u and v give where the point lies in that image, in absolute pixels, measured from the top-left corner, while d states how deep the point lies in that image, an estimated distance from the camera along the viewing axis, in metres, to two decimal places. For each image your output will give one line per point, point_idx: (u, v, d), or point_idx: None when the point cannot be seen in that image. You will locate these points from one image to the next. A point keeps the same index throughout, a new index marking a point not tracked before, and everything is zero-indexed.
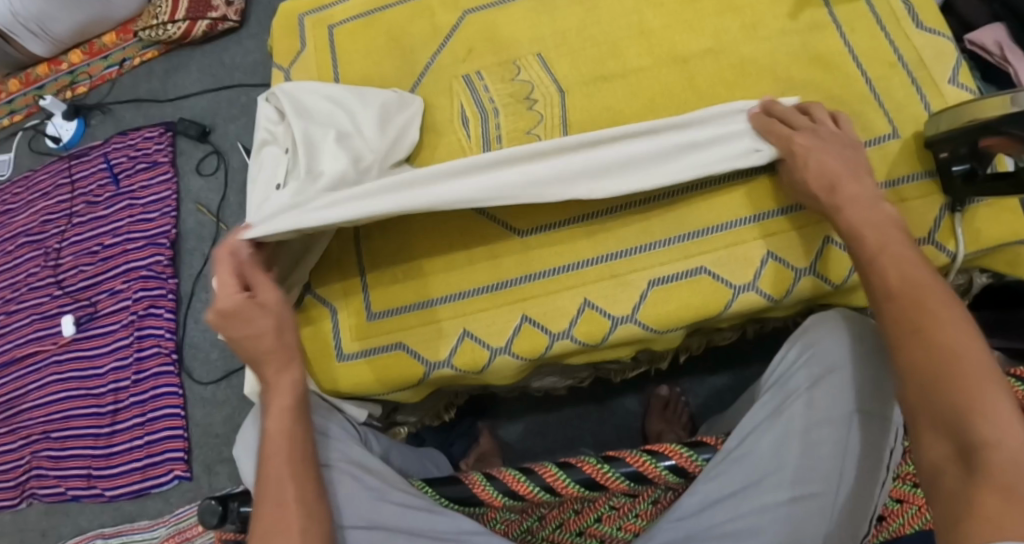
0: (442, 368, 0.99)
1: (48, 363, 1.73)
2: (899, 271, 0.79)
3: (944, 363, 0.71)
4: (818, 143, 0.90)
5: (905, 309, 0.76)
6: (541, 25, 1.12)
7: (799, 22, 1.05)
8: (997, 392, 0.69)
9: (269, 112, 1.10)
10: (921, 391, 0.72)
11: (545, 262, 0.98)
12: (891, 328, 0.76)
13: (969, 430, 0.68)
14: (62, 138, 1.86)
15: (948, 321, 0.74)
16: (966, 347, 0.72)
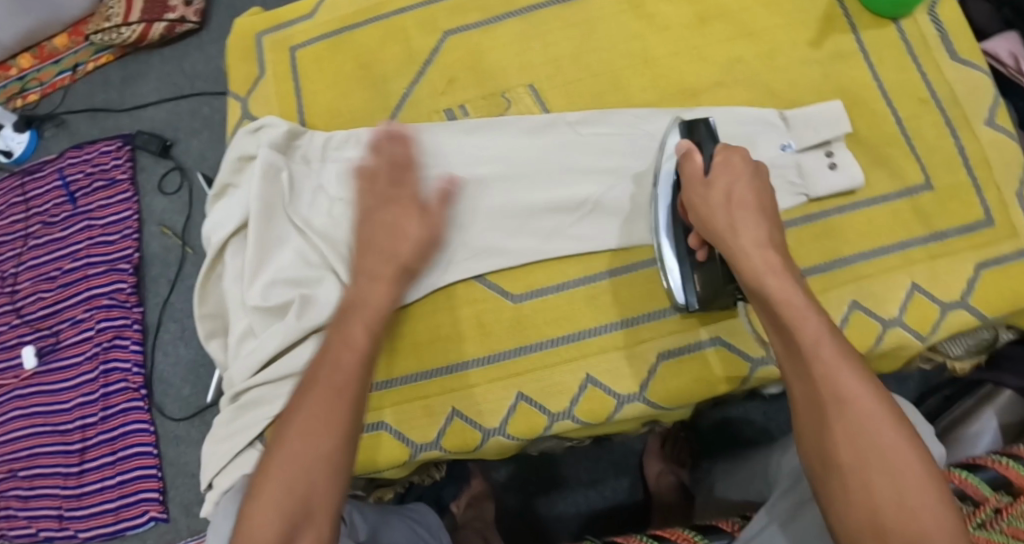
0: (429, 451, 0.88)
1: (10, 398, 1.62)
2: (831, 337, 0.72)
3: (880, 460, 0.66)
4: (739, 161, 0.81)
5: (856, 409, 0.68)
6: (530, 51, 0.99)
7: (822, 51, 0.94)
8: (941, 506, 0.65)
9: (236, 270, 1.01)
10: (865, 490, 0.66)
11: (543, 332, 0.88)
12: (838, 435, 0.68)
13: (906, 537, 0.64)
14: (14, 152, 1.72)
15: (854, 383, 0.69)
16: (887, 424, 0.68)
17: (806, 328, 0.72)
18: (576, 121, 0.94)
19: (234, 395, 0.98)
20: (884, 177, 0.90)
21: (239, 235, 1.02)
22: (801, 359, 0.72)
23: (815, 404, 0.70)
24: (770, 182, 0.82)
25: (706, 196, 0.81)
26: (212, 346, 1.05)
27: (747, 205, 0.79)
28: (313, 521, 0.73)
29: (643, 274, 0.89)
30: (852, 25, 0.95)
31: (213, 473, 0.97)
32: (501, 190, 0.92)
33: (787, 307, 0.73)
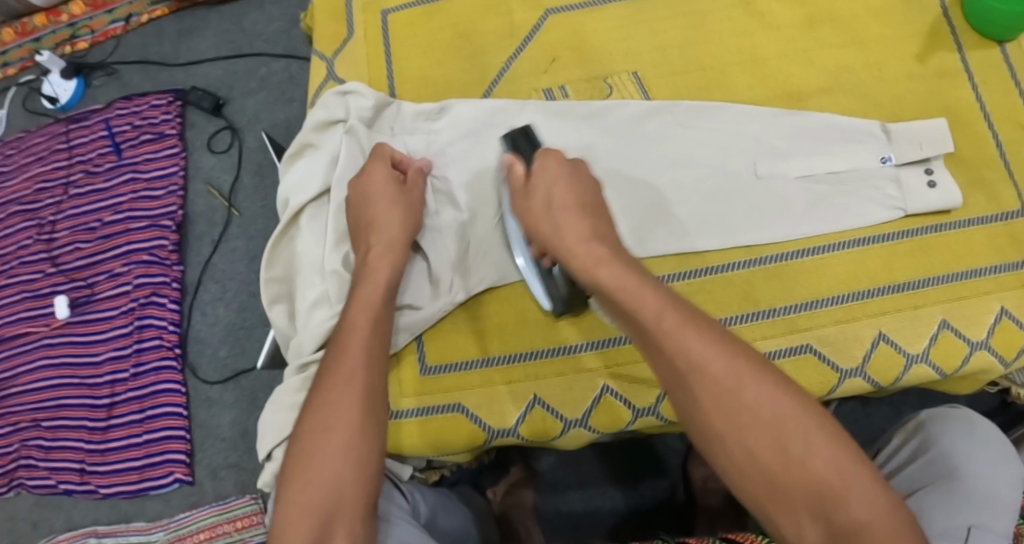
0: (508, 437, 0.88)
1: (39, 346, 1.60)
2: (671, 303, 0.71)
3: (758, 424, 0.65)
4: (556, 169, 0.82)
5: (715, 375, 0.67)
6: (634, 37, 0.98)
7: (928, 66, 0.94)
8: (825, 438, 0.65)
9: (314, 235, 1.00)
10: (750, 452, 0.65)
11: None
12: (710, 411, 0.67)
13: (842, 514, 0.62)
14: (60, 99, 1.69)
15: (729, 370, 0.67)
16: (750, 378, 0.67)
17: (674, 333, 0.69)
18: (680, 111, 0.93)
19: (302, 365, 0.96)
20: (981, 199, 0.90)
21: (318, 201, 1.00)
22: (675, 364, 0.68)
23: (705, 406, 0.67)
24: (590, 177, 0.84)
25: (534, 219, 0.81)
26: (275, 311, 1.02)
27: (575, 228, 0.78)
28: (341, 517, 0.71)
29: (739, 275, 0.88)
30: (959, 42, 0.94)
31: (272, 443, 0.95)
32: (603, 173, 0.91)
33: (631, 296, 0.72)
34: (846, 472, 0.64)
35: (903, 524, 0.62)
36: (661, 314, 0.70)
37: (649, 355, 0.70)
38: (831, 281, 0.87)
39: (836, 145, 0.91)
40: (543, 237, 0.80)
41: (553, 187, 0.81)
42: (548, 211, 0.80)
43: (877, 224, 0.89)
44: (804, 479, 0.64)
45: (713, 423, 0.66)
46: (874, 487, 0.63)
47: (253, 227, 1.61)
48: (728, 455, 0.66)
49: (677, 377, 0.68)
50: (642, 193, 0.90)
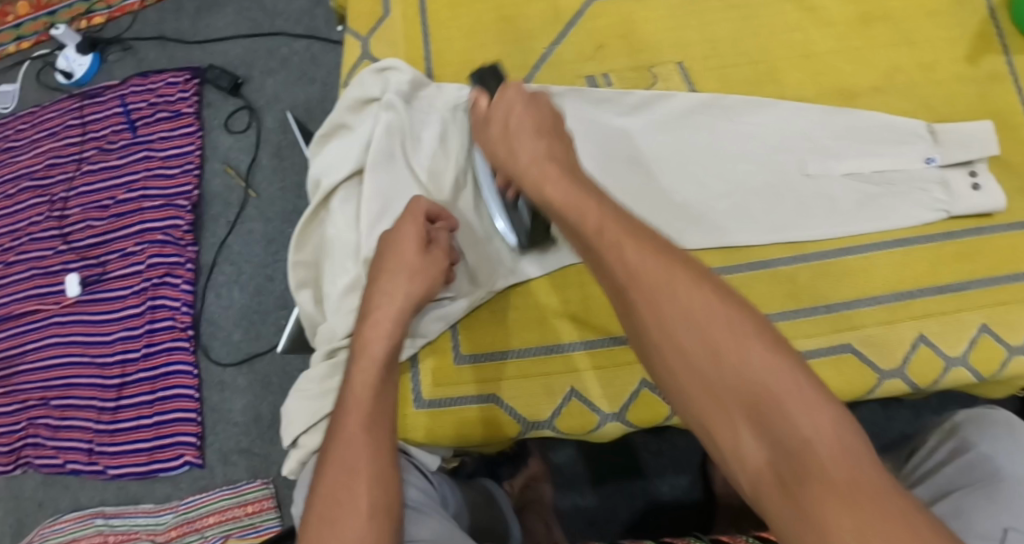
0: (541, 430, 0.87)
1: (49, 324, 1.58)
2: (611, 216, 0.69)
3: (690, 329, 0.62)
4: (517, 100, 0.81)
5: (649, 281, 0.64)
6: (683, 28, 0.96)
7: (979, 68, 0.92)
8: (761, 343, 0.61)
9: (345, 217, 0.98)
10: (685, 363, 0.62)
11: None
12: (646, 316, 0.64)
13: (779, 427, 0.59)
14: (74, 74, 1.66)
15: (667, 277, 0.64)
16: (683, 283, 0.64)
17: (612, 241, 0.67)
18: (728, 104, 0.91)
19: (330, 351, 0.95)
20: None
21: (350, 183, 0.99)
22: (614, 274, 0.66)
23: (641, 311, 0.64)
24: (552, 106, 0.83)
25: (491, 146, 0.81)
26: (302, 295, 1.01)
27: (529, 150, 0.77)
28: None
29: (783, 272, 0.86)
30: (1007, 46, 0.93)
31: (298, 431, 0.94)
32: (688, 173, 0.90)
33: (575, 210, 0.71)
34: (789, 385, 0.60)
35: (860, 446, 0.58)
36: (604, 225, 0.68)
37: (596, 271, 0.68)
38: (875, 280, 0.86)
39: (882, 143, 0.89)
40: (503, 165, 0.79)
41: (511, 115, 0.80)
42: (509, 140, 0.79)
43: (923, 225, 0.88)
44: (742, 388, 0.60)
45: (650, 333, 0.64)
46: (818, 397, 0.59)
47: (270, 210, 1.59)
48: (663, 361, 0.63)
49: (618, 288, 0.66)
50: (692, 202, 0.89)
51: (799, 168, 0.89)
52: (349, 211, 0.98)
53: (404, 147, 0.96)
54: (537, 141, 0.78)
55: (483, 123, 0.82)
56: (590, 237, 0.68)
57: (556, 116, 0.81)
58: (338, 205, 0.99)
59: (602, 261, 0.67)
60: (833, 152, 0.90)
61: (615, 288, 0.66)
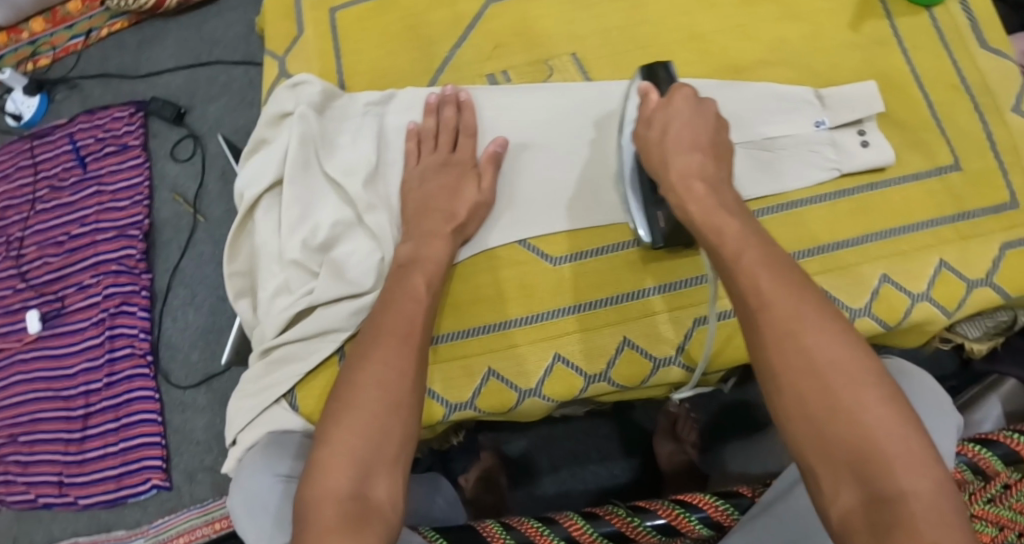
0: (464, 410, 0.89)
1: (12, 362, 1.60)
2: (754, 243, 0.72)
3: (809, 368, 0.66)
4: (684, 111, 0.82)
5: (778, 318, 0.68)
6: (576, 21, 1.00)
7: (862, 33, 0.96)
8: (876, 395, 0.65)
9: (269, 226, 1.01)
10: (800, 401, 0.66)
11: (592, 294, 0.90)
12: (771, 352, 0.67)
13: (880, 478, 0.62)
14: (23, 116, 1.71)
15: (797, 314, 0.68)
16: (812, 323, 0.67)
17: (750, 270, 0.71)
18: (624, 87, 0.96)
19: (265, 351, 0.97)
20: (918, 158, 0.92)
21: (273, 192, 1.02)
22: (745, 301, 0.70)
23: (765, 342, 0.68)
24: (716, 117, 0.83)
25: (651, 149, 0.83)
26: (240, 305, 1.04)
27: (682, 162, 0.80)
28: (379, 467, 0.71)
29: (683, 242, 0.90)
30: (887, 10, 0.97)
31: (237, 429, 0.96)
32: (590, 157, 0.94)
33: (713, 226, 0.75)
34: (896, 438, 0.63)
35: (949, 493, 0.62)
36: (743, 254, 0.72)
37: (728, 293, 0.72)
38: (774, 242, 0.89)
39: (772, 112, 0.93)
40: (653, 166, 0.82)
41: (674, 120, 0.82)
42: (664, 145, 0.81)
43: (816, 186, 0.91)
44: (849, 438, 0.64)
45: (772, 363, 0.67)
46: (930, 462, 0.62)
47: (219, 233, 1.62)
48: (778, 395, 0.67)
49: (748, 310, 0.70)
50: (596, 179, 0.93)
51: None
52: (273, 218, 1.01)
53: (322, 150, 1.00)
54: (693, 154, 0.80)
55: (647, 119, 0.84)
56: (727, 260, 0.72)
57: (713, 130, 0.82)
58: (264, 214, 1.01)
59: (736, 289, 0.71)
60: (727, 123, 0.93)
61: (746, 313, 0.70)
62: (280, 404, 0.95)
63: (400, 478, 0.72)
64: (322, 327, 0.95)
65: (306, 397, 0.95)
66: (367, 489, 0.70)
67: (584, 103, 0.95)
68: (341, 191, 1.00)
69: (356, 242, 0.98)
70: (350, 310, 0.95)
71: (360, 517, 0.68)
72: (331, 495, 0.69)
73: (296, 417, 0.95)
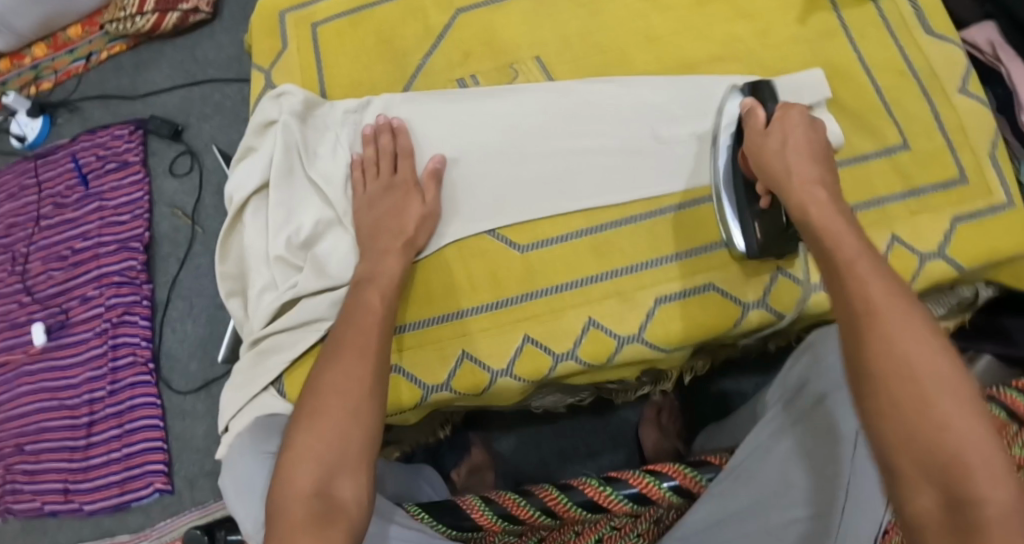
0: (440, 391, 0.94)
1: (19, 374, 1.66)
2: (867, 252, 0.73)
3: (906, 372, 0.66)
4: (799, 124, 0.85)
5: (886, 323, 0.68)
6: (540, 25, 1.06)
7: (809, 27, 1.02)
8: (968, 405, 0.64)
9: (257, 228, 1.06)
10: (892, 401, 0.65)
11: (561, 279, 0.94)
12: (873, 355, 0.67)
13: (964, 486, 0.61)
14: (27, 138, 1.78)
15: (901, 321, 0.68)
16: (915, 329, 0.67)
17: (859, 275, 0.71)
18: (584, 85, 1.01)
19: (254, 343, 1.02)
20: (867, 141, 0.97)
21: (259, 196, 1.07)
22: (852, 301, 0.70)
23: (867, 343, 0.68)
24: (828, 139, 0.86)
25: (772, 159, 0.83)
26: (231, 304, 1.08)
27: (805, 174, 0.81)
28: (342, 468, 0.75)
29: (643, 226, 0.95)
30: (835, 2, 1.02)
31: (229, 417, 1.01)
32: (556, 150, 0.99)
33: (828, 232, 0.75)
34: (983, 450, 0.62)
35: None
36: (855, 261, 0.72)
37: (835, 295, 0.72)
38: None
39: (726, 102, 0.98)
40: (772, 172, 0.83)
41: (790, 134, 0.84)
42: (784, 155, 0.83)
43: None
44: (939, 443, 0.63)
45: (870, 365, 0.67)
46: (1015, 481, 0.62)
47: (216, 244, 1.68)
48: (871, 395, 0.67)
49: (856, 311, 0.70)
50: (560, 172, 0.98)
51: (652, 133, 0.98)
52: (259, 221, 1.06)
53: (306, 156, 1.05)
54: (814, 169, 0.81)
55: (761, 134, 0.86)
56: (839, 264, 0.73)
57: (828, 152, 0.84)
58: (250, 216, 1.06)
59: (843, 290, 0.71)
60: (684, 113, 0.98)
61: (851, 314, 0.70)
62: (267, 392, 1.00)
63: (363, 476, 0.76)
64: (308, 320, 1.00)
65: (291, 385, 1.00)
66: (330, 488, 0.74)
67: (548, 101, 1.00)
68: (321, 195, 1.05)
69: (337, 241, 1.03)
70: (331, 302, 1.00)
71: (321, 514, 0.72)
72: (296, 495, 0.74)
73: (283, 403, 0.99)
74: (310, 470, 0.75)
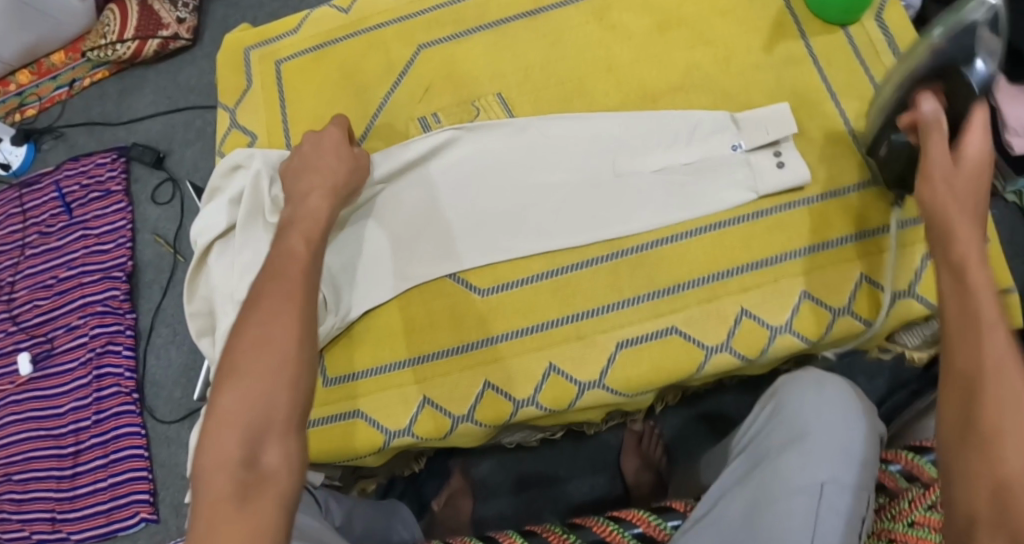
0: (403, 437, 0.93)
1: (5, 404, 1.66)
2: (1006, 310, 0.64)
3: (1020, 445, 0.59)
4: (974, 146, 0.74)
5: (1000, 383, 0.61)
6: (502, 60, 1.05)
7: (774, 56, 1.00)
8: None
9: (223, 271, 1.05)
10: (999, 471, 0.59)
11: (523, 321, 0.93)
12: (989, 415, 0.60)
13: None
14: (12, 165, 1.79)
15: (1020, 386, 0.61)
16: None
17: (989, 329, 0.63)
18: (546, 122, 1.00)
19: None
20: (834, 176, 0.95)
21: (224, 238, 1.06)
22: (979, 355, 0.62)
23: (984, 401, 0.61)
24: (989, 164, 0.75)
25: (929, 182, 0.74)
26: (202, 343, 1.08)
27: (961, 207, 0.71)
28: (271, 435, 0.71)
29: (604, 267, 0.94)
30: (801, 31, 1.01)
31: None
32: (519, 190, 0.98)
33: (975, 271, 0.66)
34: None
35: None
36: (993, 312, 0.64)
37: (962, 338, 0.64)
38: (691, 264, 0.93)
39: (688, 139, 0.97)
40: (929, 198, 0.73)
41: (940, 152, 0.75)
42: (939, 183, 0.73)
43: (733, 207, 0.94)
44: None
45: (983, 424, 0.60)
46: None
47: None
48: (976, 460, 0.60)
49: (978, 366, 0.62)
50: (522, 212, 0.97)
51: (614, 171, 0.97)
52: (226, 264, 1.05)
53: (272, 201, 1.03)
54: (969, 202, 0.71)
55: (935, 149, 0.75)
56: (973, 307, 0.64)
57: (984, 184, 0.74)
58: (218, 259, 1.05)
59: (970, 339, 0.63)
60: (646, 151, 0.97)
61: (971, 365, 0.63)
62: None
63: (293, 441, 0.72)
64: None
65: None
66: (256, 456, 0.70)
67: (510, 140, 1.00)
68: None
69: None
70: None
71: (245, 487, 0.68)
72: (218, 464, 0.69)
73: None
74: (236, 441, 0.71)
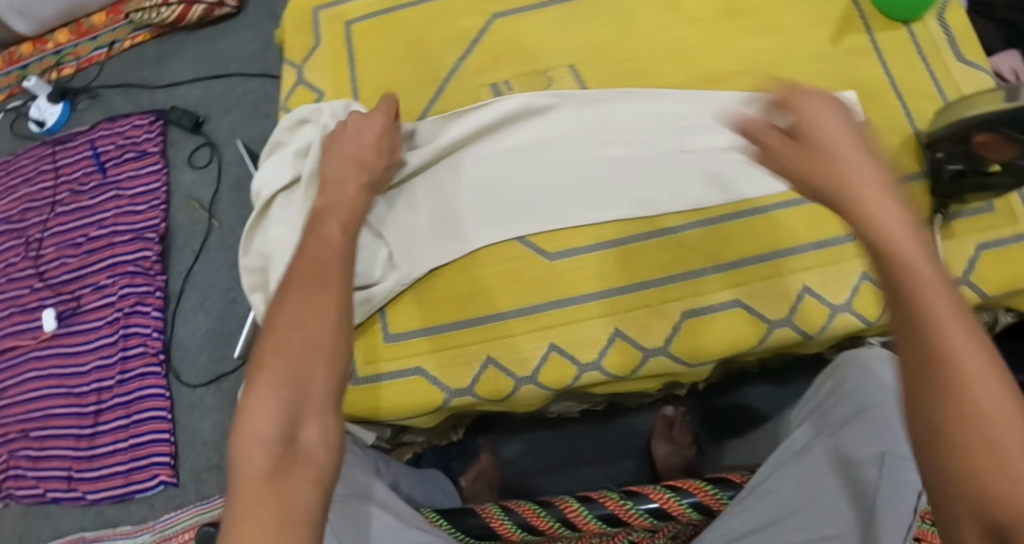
0: (464, 396, 0.94)
1: (28, 359, 1.65)
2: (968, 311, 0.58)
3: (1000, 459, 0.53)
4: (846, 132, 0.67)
5: (981, 395, 0.55)
6: (572, 35, 1.07)
7: (840, 47, 1.03)
8: None
9: (286, 224, 1.05)
10: (978, 479, 0.54)
11: (592, 286, 0.95)
12: (961, 426, 0.55)
13: None
14: (46, 122, 1.78)
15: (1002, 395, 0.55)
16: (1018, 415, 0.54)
17: (939, 325, 0.57)
18: (615, 96, 1.01)
19: None
20: (895, 166, 0.98)
21: (288, 190, 1.06)
22: (924, 351, 0.57)
23: (948, 404, 0.55)
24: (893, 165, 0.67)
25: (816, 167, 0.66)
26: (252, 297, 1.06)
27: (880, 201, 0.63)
28: (308, 409, 0.67)
29: (671, 238, 0.95)
30: (867, 25, 1.04)
31: None
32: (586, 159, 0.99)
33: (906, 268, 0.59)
34: None
35: None
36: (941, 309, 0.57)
37: (898, 333, 0.59)
38: (756, 241, 0.95)
39: None
40: (823, 180, 0.66)
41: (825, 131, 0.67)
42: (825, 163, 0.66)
43: None
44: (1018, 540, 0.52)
45: (947, 428, 0.55)
46: None
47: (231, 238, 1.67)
48: (943, 466, 0.55)
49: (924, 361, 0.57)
50: (590, 181, 0.98)
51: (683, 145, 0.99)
52: (288, 217, 1.05)
53: None
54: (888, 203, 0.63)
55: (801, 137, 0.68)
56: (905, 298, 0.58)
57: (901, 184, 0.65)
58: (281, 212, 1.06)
59: (912, 334, 0.58)
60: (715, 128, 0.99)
61: (920, 365, 0.57)
62: None
63: (331, 417, 0.67)
64: None
65: None
66: (294, 433, 0.66)
67: (579, 110, 1.01)
68: None
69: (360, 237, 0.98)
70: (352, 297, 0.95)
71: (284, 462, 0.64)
72: (255, 439, 0.64)
73: None
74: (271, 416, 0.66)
